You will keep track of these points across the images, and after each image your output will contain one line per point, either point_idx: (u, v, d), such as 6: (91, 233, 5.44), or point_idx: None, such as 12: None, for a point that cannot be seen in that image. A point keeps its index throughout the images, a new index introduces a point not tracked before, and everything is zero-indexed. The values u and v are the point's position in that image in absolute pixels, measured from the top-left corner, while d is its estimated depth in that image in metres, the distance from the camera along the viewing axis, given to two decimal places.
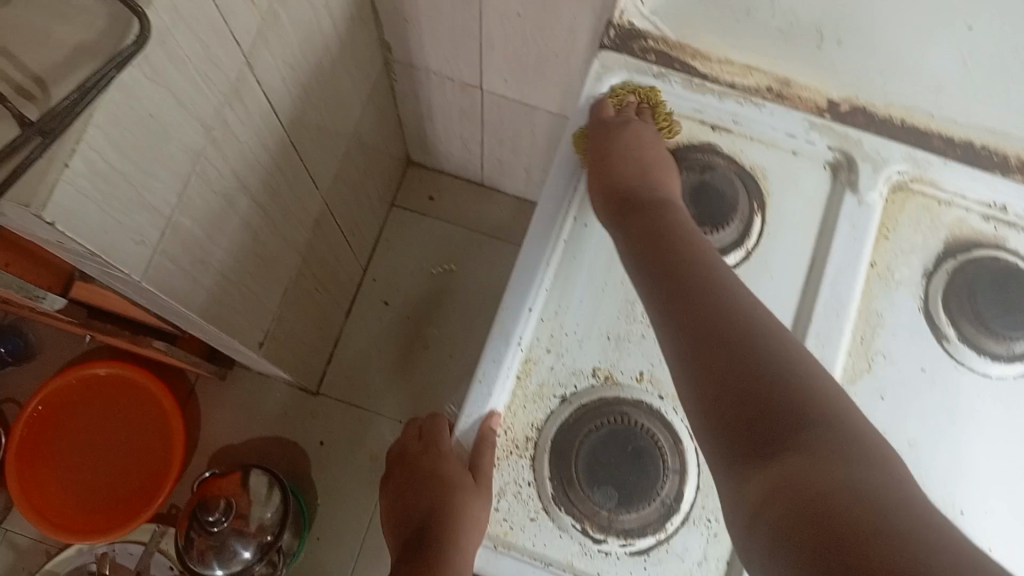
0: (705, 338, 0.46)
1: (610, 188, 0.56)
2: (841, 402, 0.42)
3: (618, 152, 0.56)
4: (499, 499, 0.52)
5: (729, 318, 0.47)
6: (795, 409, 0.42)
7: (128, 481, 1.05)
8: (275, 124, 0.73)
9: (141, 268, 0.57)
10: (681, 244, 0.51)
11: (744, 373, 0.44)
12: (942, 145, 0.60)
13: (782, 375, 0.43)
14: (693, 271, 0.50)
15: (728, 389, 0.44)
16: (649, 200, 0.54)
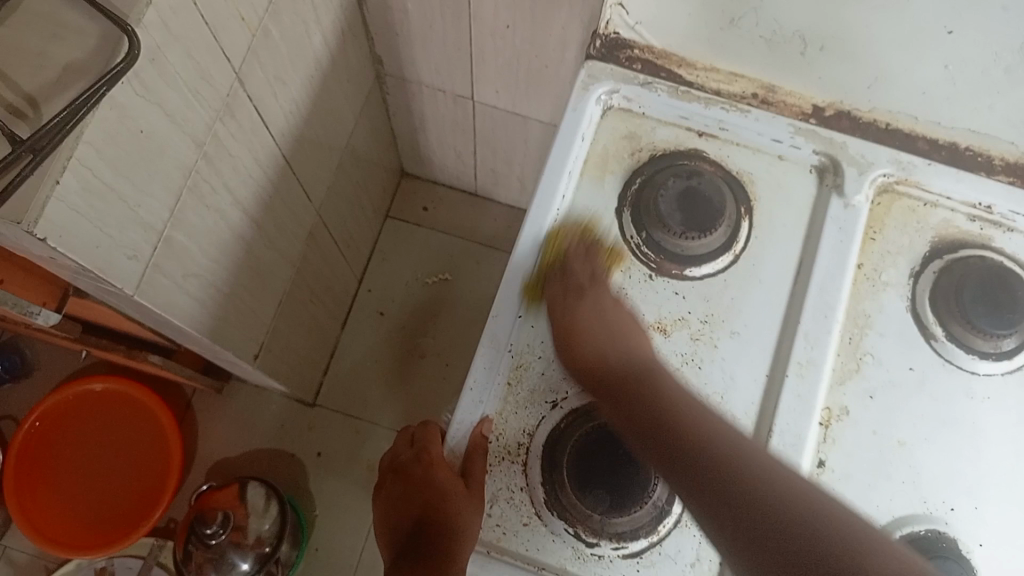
0: (691, 482, 0.49)
1: (588, 368, 0.55)
2: (819, 501, 0.46)
3: (589, 295, 0.56)
4: (491, 504, 0.52)
5: (714, 461, 0.49)
6: (801, 534, 0.45)
7: (126, 496, 1.05)
8: (268, 138, 0.73)
9: (135, 282, 0.58)
10: (648, 395, 0.53)
11: (746, 518, 0.47)
12: (927, 148, 0.60)
13: (778, 505, 0.46)
14: (657, 403, 0.53)
15: (744, 537, 0.46)
16: (610, 314, 0.57)
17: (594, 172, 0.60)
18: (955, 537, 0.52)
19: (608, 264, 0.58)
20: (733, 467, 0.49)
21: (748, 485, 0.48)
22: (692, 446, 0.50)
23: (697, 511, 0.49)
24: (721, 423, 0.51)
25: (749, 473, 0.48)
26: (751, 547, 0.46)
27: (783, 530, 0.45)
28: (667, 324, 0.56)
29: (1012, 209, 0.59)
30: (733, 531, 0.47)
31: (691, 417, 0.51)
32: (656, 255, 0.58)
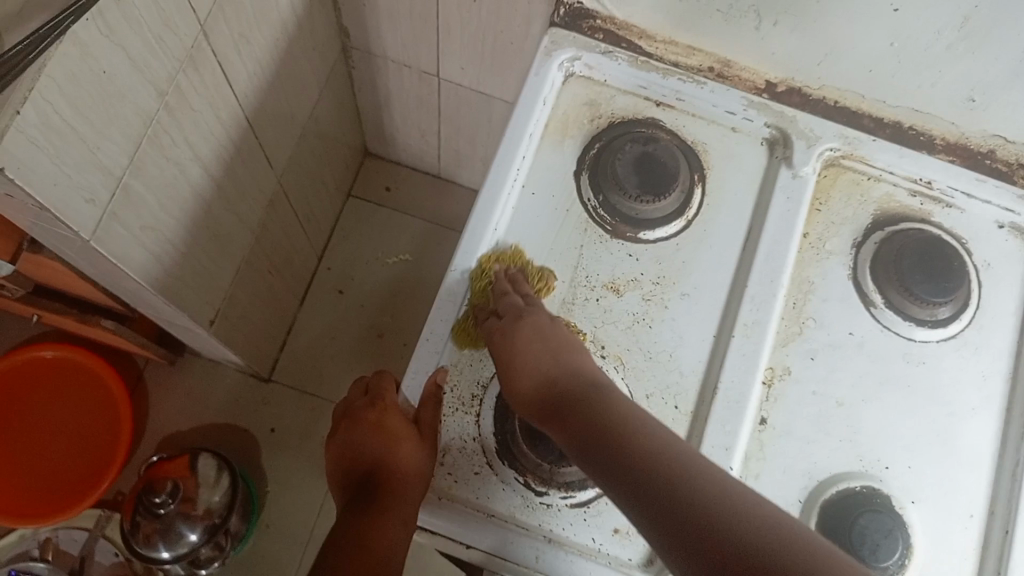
0: (648, 501, 0.40)
1: (532, 388, 0.50)
2: (795, 533, 0.37)
3: (522, 342, 0.51)
4: (444, 453, 0.53)
5: (646, 473, 0.41)
6: (766, 554, 0.35)
7: (72, 466, 1.03)
8: (231, 98, 0.73)
9: (91, 227, 0.58)
10: (585, 395, 0.48)
11: (683, 552, 0.38)
12: (872, 125, 0.64)
13: (732, 518, 0.37)
14: (599, 413, 0.46)
15: (670, 560, 0.38)
16: (555, 345, 0.51)
17: (553, 136, 0.61)
18: (889, 493, 0.54)
19: (535, 289, 0.56)
20: (661, 466, 0.42)
21: (678, 484, 0.40)
22: (619, 441, 0.44)
23: (638, 519, 0.40)
24: (675, 438, 0.44)
25: (708, 493, 0.39)
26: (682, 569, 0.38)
27: (740, 562, 0.35)
28: (620, 284, 0.58)
29: (950, 184, 0.62)
30: (667, 552, 0.38)
31: (636, 433, 0.44)
32: (612, 217, 0.59)
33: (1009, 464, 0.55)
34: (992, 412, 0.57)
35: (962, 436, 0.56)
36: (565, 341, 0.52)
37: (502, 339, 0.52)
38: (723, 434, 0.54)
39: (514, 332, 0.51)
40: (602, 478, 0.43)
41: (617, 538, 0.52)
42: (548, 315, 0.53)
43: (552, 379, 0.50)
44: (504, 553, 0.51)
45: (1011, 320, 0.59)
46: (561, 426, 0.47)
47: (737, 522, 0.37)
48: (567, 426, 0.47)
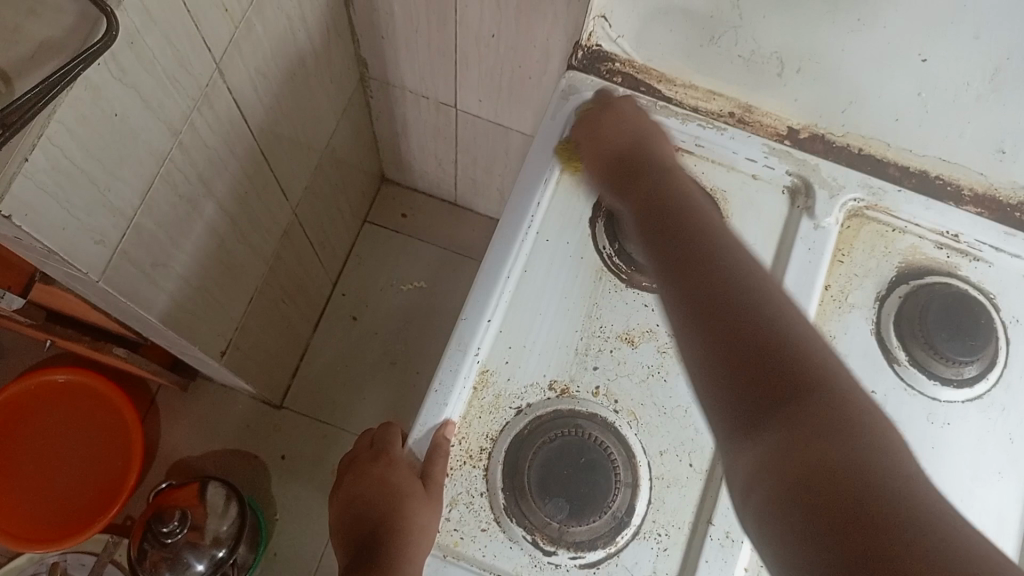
0: (700, 301, 0.47)
1: (608, 159, 0.58)
2: (822, 362, 0.43)
3: (611, 127, 0.59)
4: (450, 508, 0.52)
5: (711, 266, 0.49)
6: (788, 376, 0.42)
7: (82, 491, 1.03)
8: (246, 133, 0.73)
9: (100, 267, 0.57)
10: (670, 193, 0.55)
11: (737, 336, 0.44)
12: (898, 174, 0.61)
13: (799, 363, 0.42)
14: (677, 228, 0.52)
15: (721, 341, 0.45)
16: (644, 163, 0.57)
17: (569, 181, 0.60)
18: None
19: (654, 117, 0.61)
20: (737, 269, 0.48)
21: (737, 289, 0.47)
22: (721, 290, 0.47)
23: (687, 344, 0.47)
24: (754, 268, 0.48)
25: (768, 319, 0.45)
26: (728, 361, 0.44)
27: (783, 368, 0.42)
28: (634, 334, 0.57)
29: (979, 238, 0.60)
30: (728, 341, 0.44)
31: (719, 240, 0.50)
32: (628, 265, 0.58)
33: None
34: (1019, 477, 0.55)
35: (987, 501, 0.54)
36: (650, 139, 0.59)
37: (597, 128, 0.60)
38: None
39: (605, 118, 0.60)
40: (668, 263, 0.50)
41: None
42: (650, 121, 0.60)
43: (625, 149, 0.58)
44: None
45: None
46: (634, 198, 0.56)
47: (765, 312, 0.45)
48: (647, 214, 0.54)
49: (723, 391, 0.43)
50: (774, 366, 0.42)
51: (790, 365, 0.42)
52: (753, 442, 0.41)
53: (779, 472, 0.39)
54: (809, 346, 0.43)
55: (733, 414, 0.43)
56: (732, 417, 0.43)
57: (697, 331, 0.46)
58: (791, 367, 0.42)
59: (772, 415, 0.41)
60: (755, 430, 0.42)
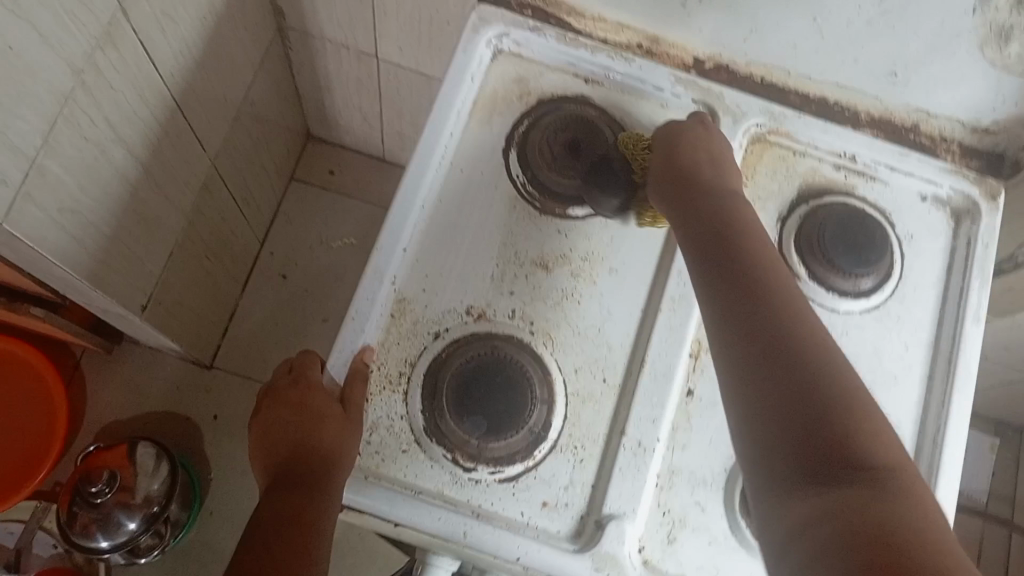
0: (769, 349, 0.44)
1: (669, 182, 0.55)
2: (889, 446, 0.41)
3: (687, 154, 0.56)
4: (370, 431, 0.53)
5: (780, 313, 0.46)
6: (851, 452, 0.40)
7: (5, 457, 1.00)
8: (156, 78, 0.72)
9: (4, 209, 0.56)
10: (728, 223, 0.51)
11: (799, 395, 0.42)
12: (798, 102, 0.65)
13: (859, 438, 0.41)
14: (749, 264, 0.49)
15: (784, 390, 0.43)
16: (700, 193, 0.53)
17: (482, 113, 0.61)
18: None
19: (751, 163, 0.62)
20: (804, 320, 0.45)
21: (798, 346, 0.44)
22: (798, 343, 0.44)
23: (740, 386, 0.44)
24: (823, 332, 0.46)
25: (831, 382, 0.43)
26: (786, 418, 0.42)
27: (842, 434, 0.41)
28: (549, 258, 0.58)
29: (874, 158, 0.63)
30: (789, 389, 0.43)
31: (783, 286, 0.47)
32: (540, 194, 0.59)
33: (930, 431, 0.57)
34: (914, 381, 0.58)
35: (886, 406, 0.57)
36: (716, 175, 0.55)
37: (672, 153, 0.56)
38: (650, 407, 0.54)
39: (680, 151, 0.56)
40: (726, 295, 0.47)
41: (547, 512, 0.52)
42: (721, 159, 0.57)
43: (694, 179, 0.54)
44: (431, 529, 0.50)
45: (933, 291, 0.61)
46: (692, 230, 0.52)
47: (832, 378, 0.43)
48: (708, 246, 0.50)
49: (776, 436, 0.42)
50: (832, 435, 0.41)
51: (855, 438, 0.40)
52: (808, 501, 0.39)
53: (831, 537, 0.37)
54: (871, 417, 0.42)
55: (783, 470, 0.41)
56: (791, 473, 0.41)
57: (761, 380, 0.44)
58: (848, 438, 0.41)
59: (819, 485, 0.39)
60: (815, 491, 0.39)
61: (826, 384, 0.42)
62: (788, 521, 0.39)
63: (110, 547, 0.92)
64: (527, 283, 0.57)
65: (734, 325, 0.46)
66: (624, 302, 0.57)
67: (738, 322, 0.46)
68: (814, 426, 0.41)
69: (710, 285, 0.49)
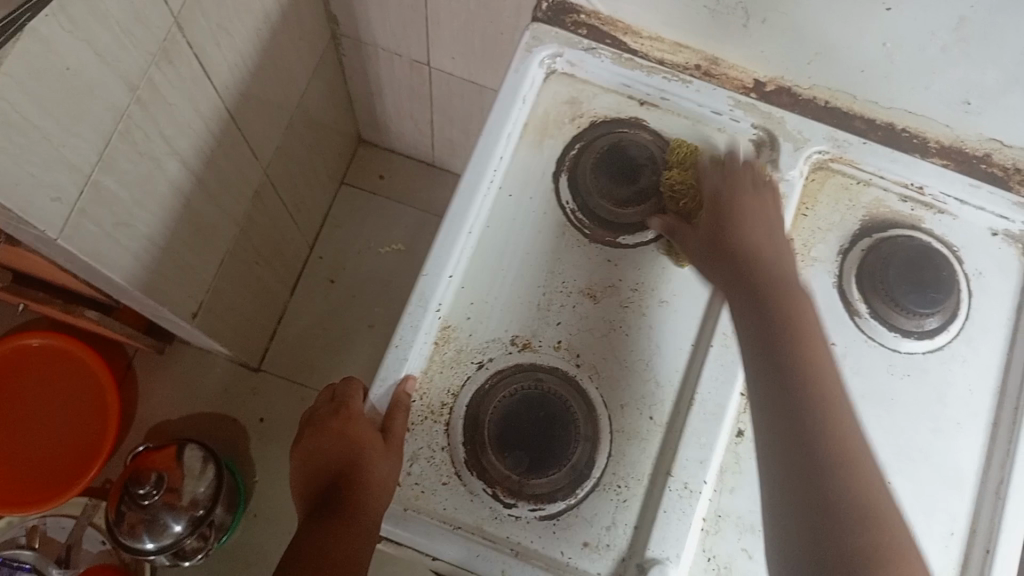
0: (789, 420, 0.46)
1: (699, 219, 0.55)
2: (890, 529, 0.43)
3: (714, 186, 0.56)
4: (411, 462, 0.52)
5: (811, 382, 0.47)
6: (848, 538, 0.42)
7: (59, 455, 1.03)
8: (212, 91, 0.72)
9: (60, 226, 0.57)
10: (766, 277, 0.52)
11: (822, 489, 0.44)
12: (864, 127, 0.61)
13: (859, 526, 0.43)
14: (779, 319, 0.50)
15: (795, 467, 0.45)
16: (731, 237, 0.54)
17: (533, 136, 0.59)
18: None
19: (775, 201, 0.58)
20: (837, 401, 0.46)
21: (824, 428, 0.45)
22: (820, 410, 0.46)
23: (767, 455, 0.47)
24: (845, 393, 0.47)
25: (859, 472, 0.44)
26: (808, 505, 0.44)
27: (843, 521, 0.43)
28: (597, 288, 0.56)
29: (943, 190, 0.60)
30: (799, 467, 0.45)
31: (815, 355, 0.48)
32: (590, 221, 0.58)
33: (993, 482, 0.54)
34: (979, 429, 0.55)
35: (947, 455, 0.54)
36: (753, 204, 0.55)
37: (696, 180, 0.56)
38: (698, 447, 0.52)
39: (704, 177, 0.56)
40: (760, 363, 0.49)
41: (587, 552, 0.51)
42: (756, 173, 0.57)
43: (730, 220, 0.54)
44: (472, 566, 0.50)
45: (1002, 333, 0.57)
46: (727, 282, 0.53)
47: (845, 458, 0.45)
48: (743, 298, 0.52)
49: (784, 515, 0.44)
50: (844, 530, 0.42)
51: (857, 524, 0.43)
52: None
53: None
54: (880, 511, 0.43)
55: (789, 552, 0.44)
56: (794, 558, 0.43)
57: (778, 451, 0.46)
58: (861, 536, 0.42)
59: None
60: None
61: (836, 462, 0.44)
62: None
63: (155, 548, 0.94)
64: (574, 314, 0.56)
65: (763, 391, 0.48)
66: (673, 338, 0.55)
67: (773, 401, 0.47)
68: (817, 507, 0.43)
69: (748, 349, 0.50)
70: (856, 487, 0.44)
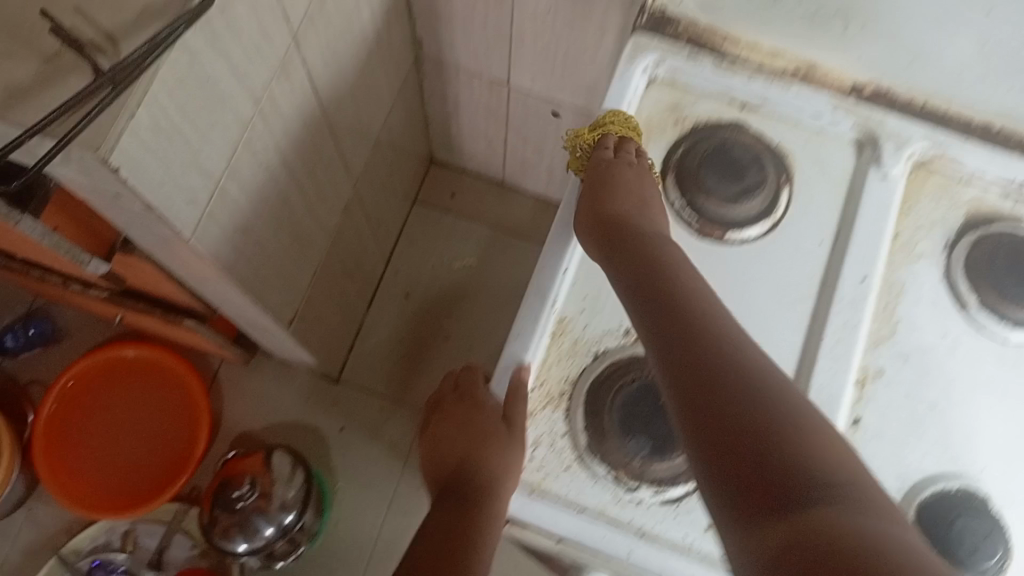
0: (647, 307, 0.48)
1: (697, 161, 0.61)
2: (745, 348, 0.44)
3: (717, 144, 0.61)
4: (534, 448, 0.54)
5: (659, 279, 0.49)
6: (741, 403, 0.41)
7: (150, 461, 1.07)
8: (317, 106, 0.76)
9: (192, 227, 0.61)
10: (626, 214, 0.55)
11: (683, 341, 0.45)
12: (961, 129, 0.63)
13: (727, 370, 0.43)
14: (631, 240, 0.53)
15: (658, 326, 0.47)
16: (717, 168, 0.60)
17: (639, 141, 0.62)
18: (986, 495, 0.53)
19: (889, 200, 0.59)
20: (784, 415, 0.40)
21: (684, 300, 0.47)
22: (666, 290, 0.48)
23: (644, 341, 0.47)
24: (686, 271, 0.50)
25: (806, 470, 0.37)
26: (680, 370, 0.44)
27: (714, 389, 0.42)
28: (706, 283, 0.58)
29: None
30: (664, 340, 0.46)
31: (638, 254, 0.52)
32: (698, 217, 0.59)
33: None
34: None
35: None
36: (763, 154, 0.61)
37: (719, 138, 0.62)
38: None
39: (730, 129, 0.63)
40: (620, 260, 0.52)
41: (709, 535, 0.53)
42: (821, 181, 0.61)
43: (729, 164, 0.60)
44: (595, 545, 0.52)
45: None
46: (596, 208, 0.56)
47: (682, 313, 0.47)
48: (609, 232, 0.54)
49: (683, 410, 0.42)
50: (736, 401, 0.41)
51: (717, 357, 0.44)
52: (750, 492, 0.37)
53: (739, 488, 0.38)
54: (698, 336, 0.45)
55: (726, 486, 0.39)
56: (734, 496, 0.38)
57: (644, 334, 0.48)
58: (751, 398, 0.41)
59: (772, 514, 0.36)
60: (775, 506, 0.36)
61: (660, 316, 0.47)
62: (719, 489, 0.39)
63: (247, 549, 0.97)
64: None
65: (625, 299, 0.50)
66: (779, 351, 0.56)
67: (648, 319, 0.48)
68: (687, 364, 0.44)
69: (610, 259, 0.53)
70: (697, 326, 0.46)
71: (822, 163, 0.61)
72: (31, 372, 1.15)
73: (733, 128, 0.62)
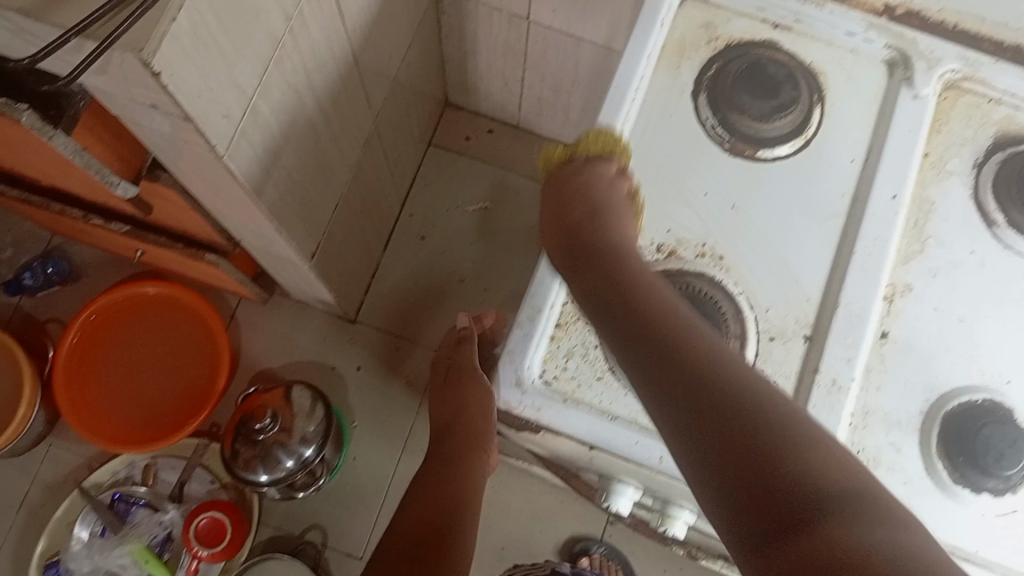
0: (632, 340, 0.48)
1: (732, 79, 0.61)
2: (728, 361, 0.45)
3: (750, 63, 0.61)
4: (568, 359, 0.55)
5: (631, 298, 0.50)
6: (739, 421, 0.41)
7: (170, 397, 1.08)
8: (343, 31, 0.75)
9: (225, 144, 0.61)
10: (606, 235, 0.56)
11: (667, 366, 0.45)
12: (992, 49, 0.63)
13: (721, 391, 0.43)
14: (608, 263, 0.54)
15: (644, 351, 0.47)
16: (750, 89, 0.61)
17: (671, 59, 0.62)
18: (1010, 406, 0.54)
19: (922, 118, 0.59)
20: (787, 443, 0.40)
21: (663, 320, 0.48)
22: (640, 309, 0.49)
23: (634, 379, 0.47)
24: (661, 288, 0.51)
25: (831, 493, 0.38)
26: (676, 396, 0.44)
27: (712, 407, 0.42)
28: (738, 198, 0.59)
29: None
30: (651, 367, 0.46)
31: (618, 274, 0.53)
32: (730, 136, 0.60)
33: None
34: None
35: None
36: (796, 72, 0.61)
37: (752, 58, 0.62)
38: (843, 347, 0.54)
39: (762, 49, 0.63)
40: (590, 295, 0.53)
41: None
42: (854, 100, 0.61)
43: (763, 82, 0.61)
44: (627, 452, 0.53)
45: None
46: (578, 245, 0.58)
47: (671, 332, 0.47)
48: (595, 271, 0.54)
49: (687, 438, 0.42)
50: (740, 424, 0.41)
51: (711, 375, 0.44)
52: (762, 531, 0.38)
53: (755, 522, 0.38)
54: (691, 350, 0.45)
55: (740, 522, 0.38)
56: (749, 532, 0.38)
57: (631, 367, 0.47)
58: (756, 423, 0.41)
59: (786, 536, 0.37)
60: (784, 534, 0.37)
61: (645, 333, 0.47)
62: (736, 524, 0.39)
63: (268, 480, 0.98)
64: (708, 231, 0.58)
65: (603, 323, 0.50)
66: (806, 267, 0.57)
67: (628, 350, 0.48)
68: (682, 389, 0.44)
69: (585, 285, 0.53)
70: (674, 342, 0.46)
71: (855, 83, 0.61)
72: (50, 311, 1.15)
73: (765, 48, 0.63)
